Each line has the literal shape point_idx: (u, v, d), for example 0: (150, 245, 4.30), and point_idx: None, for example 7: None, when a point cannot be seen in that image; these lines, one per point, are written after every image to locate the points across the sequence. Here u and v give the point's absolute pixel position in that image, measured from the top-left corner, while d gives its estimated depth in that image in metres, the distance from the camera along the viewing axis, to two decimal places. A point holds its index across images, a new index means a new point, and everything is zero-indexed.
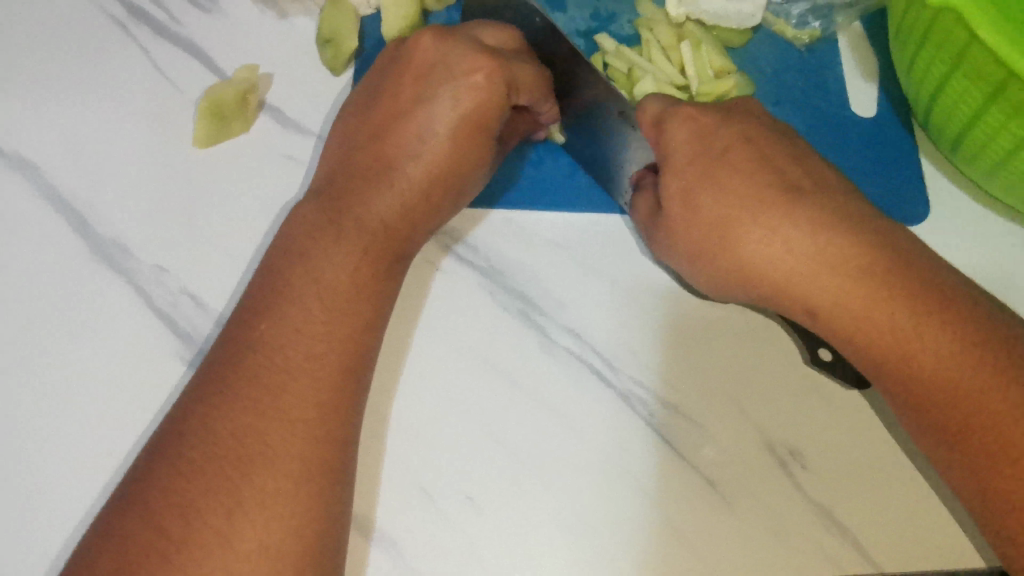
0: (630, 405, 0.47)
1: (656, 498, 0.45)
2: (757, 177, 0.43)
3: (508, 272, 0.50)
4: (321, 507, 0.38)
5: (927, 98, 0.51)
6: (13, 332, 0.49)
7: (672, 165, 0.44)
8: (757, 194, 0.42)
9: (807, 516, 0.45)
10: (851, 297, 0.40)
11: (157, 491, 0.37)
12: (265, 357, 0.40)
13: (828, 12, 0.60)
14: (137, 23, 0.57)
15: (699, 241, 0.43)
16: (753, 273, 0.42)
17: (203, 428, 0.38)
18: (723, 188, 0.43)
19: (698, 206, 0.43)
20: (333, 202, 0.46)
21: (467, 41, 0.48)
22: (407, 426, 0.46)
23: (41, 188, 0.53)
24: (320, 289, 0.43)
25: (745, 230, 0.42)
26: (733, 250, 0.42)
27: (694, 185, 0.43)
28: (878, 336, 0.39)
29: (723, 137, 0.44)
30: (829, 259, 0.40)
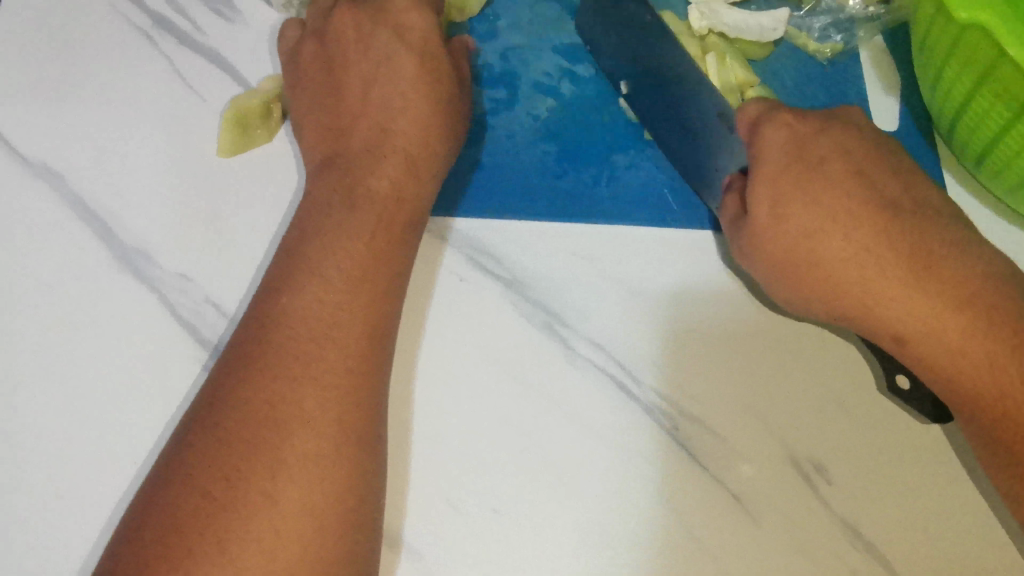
0: (653, 416, 0.47)
1: (678, 511, 0.45)
2: (831, 185, 0.43)
3: (530, 283, 0.50)
4: (346, 512, 0.37)
5: (951, 113, 0.51)
6: (36, 339, 0.49)
7: (767, 175, 0.44)
8: (842, 206, 0.42)
9: (832, 531, 0.45)
10: (922, 311, 0.40)
11: (184, 489, 0.36)
12: (313, 364, 0.40)
13: (850, 26, 0.61)
14: (161, 31, 0.58)
15: (776, 251, 0.44)
16: (830, 283, 0.42)
17: (225, 426, 0.38)
18: (812, 196, 0.43)
19: (788, 215, 0.43)
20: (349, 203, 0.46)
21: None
22: (430, 437, 0.46)
23: (65, 195, 0.53)
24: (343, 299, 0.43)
25: (828, 244, 0.42)
26: (816, 261, 0.43)
27: (790, 193, 0.43)
28: (950, 359, 0.40)
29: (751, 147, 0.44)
30: (924, 274, 0.41)
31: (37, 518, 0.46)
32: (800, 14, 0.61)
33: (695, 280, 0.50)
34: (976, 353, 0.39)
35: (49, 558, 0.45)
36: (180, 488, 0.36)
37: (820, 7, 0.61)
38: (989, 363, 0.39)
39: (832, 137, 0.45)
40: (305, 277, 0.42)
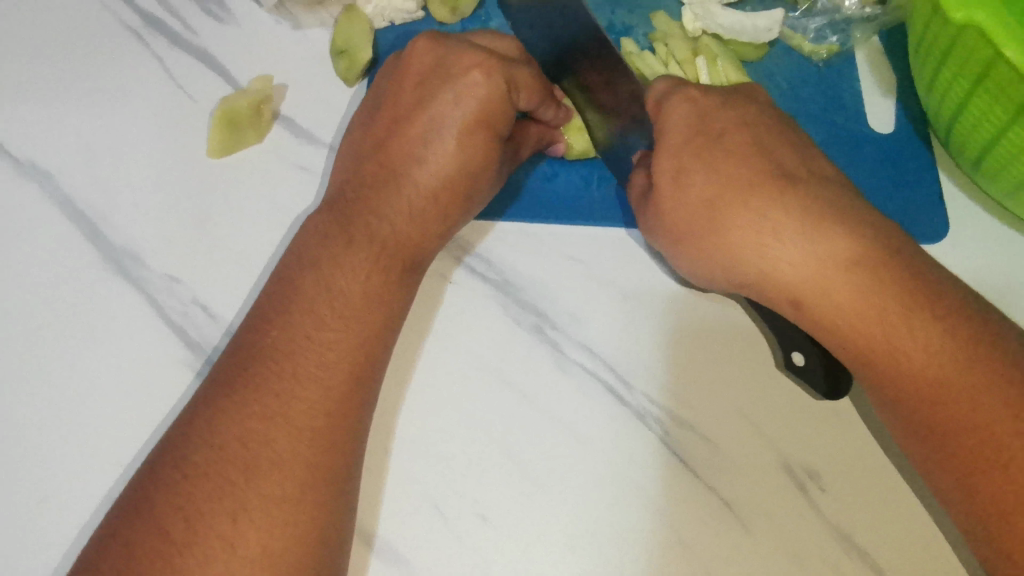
0: (643, 422, 0.46)
1: (669, 520, 0.44)
2: (732, 154, 0.42)
3: (521, 286, 0.49)
4: (326, 524, 0.38)
5: (950, 112, 0.50)
6: (23, 340, 0.49)
7: (669, 145, 0.43)
8: (735, 174, 0.42)
9: (826, 539, 0.44)
10: (824, 275, 0.39)
11: (163, 502, 0.37)
12: (291, 363, 0.40)
13: (846, 26, 0.60)
14: (151, 31, 0.57)
15: (680, 219, 0.43)
16: (728, 253, 0.42)
17: (207, 433, 0.38)
18: (714, 165, 0.42)
19: (689, 182, 0.42)
20: (344, 209, 0.46)
21: (462, 42, 0.48)
22: (415, 441, 0.46)
23: (53, 195, 0.53)
24: (335, 297, 0.43)
25: (726, 211, 0.41)
26: (714, 229, 0.42)
27: (690, 162, 0.43)
28: (850, 326, 0.39)
29: (719, 119, 0.44)
30: (813, 234, 0.39)
31: (20, 519, 0.45)
32: (795, 15, 0.61)
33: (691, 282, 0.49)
34: (873, 316, 0.38)
35: (31, 560, 0.45)
36: (163, 497, 0.37)
37: (816, 7, 0.60)
38: (886, 320, 0.38)
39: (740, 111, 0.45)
40: (305, 286, 0.43)
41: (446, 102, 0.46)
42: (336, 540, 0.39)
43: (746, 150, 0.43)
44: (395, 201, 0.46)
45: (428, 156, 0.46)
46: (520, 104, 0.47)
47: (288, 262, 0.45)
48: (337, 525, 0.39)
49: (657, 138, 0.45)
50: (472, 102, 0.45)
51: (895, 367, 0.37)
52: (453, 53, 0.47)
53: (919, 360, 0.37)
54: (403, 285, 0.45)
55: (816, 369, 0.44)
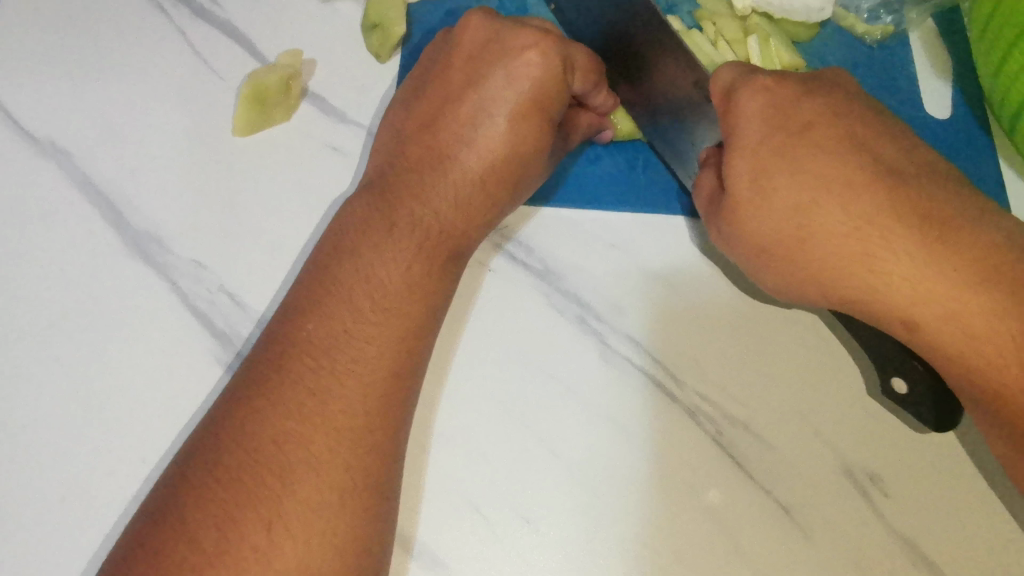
0: (695, 420, 0.44)
1: (722, 524, 0.42)
2: (822, 152, 0.37)
3: (564, 276, 0.47)
4: (365, 529, 0.36)
5: (1021, 96, 0.47)
6: (43, 326, 0.47)
7: (744, 145, 0.39)
8: (829, 179, 0.37)
9: (888, 546, 0.41)
10: (931, 291, 0.34)
11: (195, 503, 0.35)
12: (331, 359, 0.38)
13: (901, 6, 0.56)
14: (174, 2, 0.55)
15: (768, 230, 0.38)
16: (818, 266, 0.37)
17: (241, 433, 0.36)
18: (798, 167, 0.37)
19: (773, 190, 0.38)
20: (384, 195, 0.44)
21: (516, 23, 0.46)
22: (455, 439, 0.43)
23: (72, 174, 0.50)
24: (375, 289, 0.40)
25: (818, 221, 0.37)
26: (804, 242, 0.37)
27: (771, 165, 0.38)
28: (972, 353, 0.33)
29: (803, 109, 0.39)
30: (924, 246, 0.34)
31: (41, 514, 0.43)
32: None
33: None
34: (1000, 338, 0.32)
35: (53, 556, 0.43)
36: (194, 500, 0.35)
37: None
38: (1017, 344, 0.32)
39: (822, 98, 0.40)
40: (342, 275, 0.41)
41: (496, 89, 0.44)
42: (375, 545, 0.37)
43: (838, 145, 0.37)
44: (443, 185, 0.44)
45: (477, 138, 0.44)
46: (574, 86, 0.45)
47: (324, 250, 0.42)
48: (379, 528, 0.37)
49: (729, 134, 0.40)
50: (523, 84, 0.43)
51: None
52: (506, 32, 0.45)
53: None
54: (444, 277, 0.43)
55: (923, 401, 0.39)
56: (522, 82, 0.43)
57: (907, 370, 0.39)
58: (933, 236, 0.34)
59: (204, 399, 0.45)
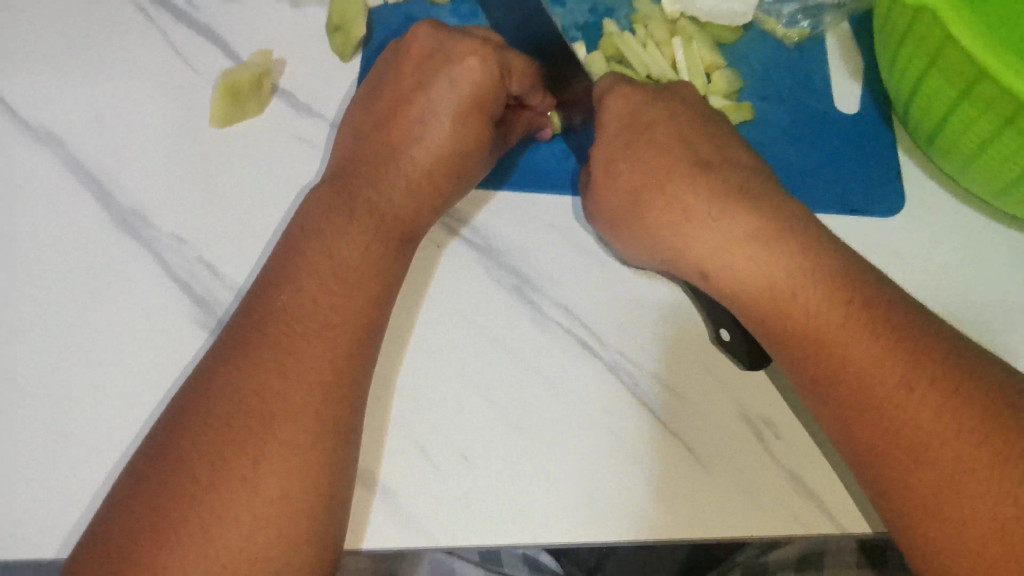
0: (617, 376, 0.50)
1: (640, 465, 0.48)
2: (655, 145, 0.49)
3: (505, 251, 0.53)
4: (333, 466, 0.42)
5: (909, 93, 0.53)
6: (40, 297, 0.52)
7: (603, 136, 0.50)
8: (656, 163, 0.49)
9: (780, 482, 0.48)
10: (724, 247, 0.45)
11: (187, 443, 0.40)
12: (302, 322, 0.44)
13: (817, 12, 0.63)
14: (157, 8, 0.60)
15: (616, 205, 0.50)
16: (647, 229, 0.48)
17: (227, 385, 0.42)
18: (638, 155, 0.49)
19: (618, 173, 0.49)
20: (344, 183, 0.49)
21: (461, 32, 0.52)
22: (409, 393, 0.49)
23: (67, 162, 0.56)
24: (339, 262, 0.46)
25: (651, 197, 0.48)
26: (639, 209, 0.49)
27: (618, 152, 0.50)
28: (749, 291, 0.45)
29: (650, 110, 0.50)
30: (724, 215, 0.46)
31: (38, 463, 0.48)
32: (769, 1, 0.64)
33: None
34: (765, 281, 0.44)
35: (47, 502, 0.47)
36: (186, 442, 0.40)
37: None
38: (779, 287, 0.43)
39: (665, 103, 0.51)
40: (310, 253, 0.46)
41: (442, 88, 0.50)
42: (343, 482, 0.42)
43: (667, 139, 0.49)
44: (393, 175, 0.49)
45: (424, 134, 0.50)
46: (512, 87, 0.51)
47: (295, 231, 0.48)
48: (343, 464, 0.43)
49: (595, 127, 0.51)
50: (465, 88, 0.50)
51: (787, 328, 0.43)
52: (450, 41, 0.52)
53: (809, 323, 0.42)
54: (397, 254, 0.48)
55: (740, 344, 0.49)
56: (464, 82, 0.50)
57: (733, 324, 0.48)
58: (724, 211, 0.46)
59: (188, 359, 0.51)
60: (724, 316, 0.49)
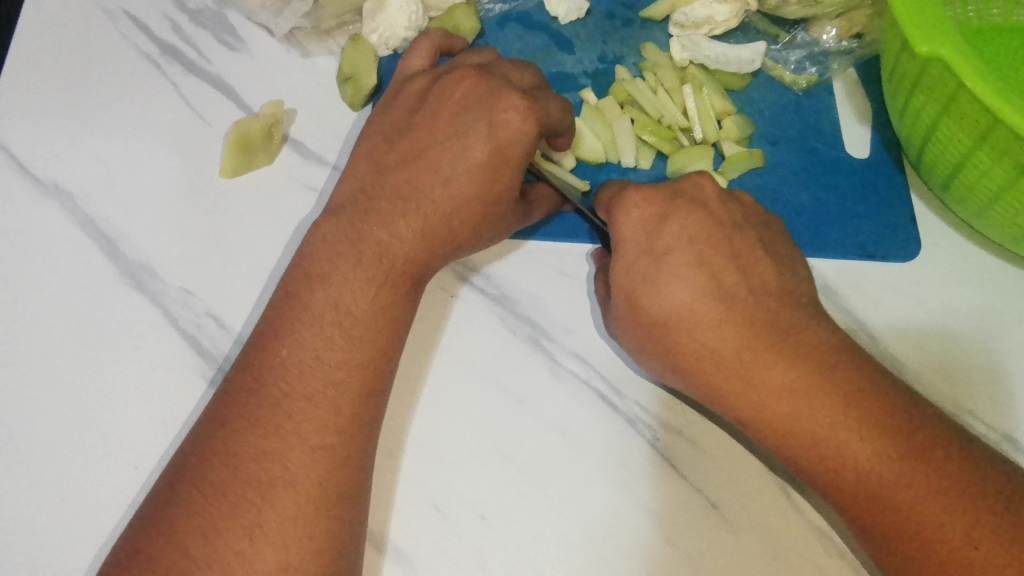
0: (636, 429, 0.48)
1: (660, 521, 0.46)
2: (679, 273, 0.46)
3: (518, 300, 0.52)
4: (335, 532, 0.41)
5: (920, 139, 0.53)
6: (45, 349, 0.52)
7: (624, 263, 0.47)
8: (689, 297, 0.45)
9: (808, 538, 0.46)
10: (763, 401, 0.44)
11: (181, 510, 0.40)
12: (303, 378, 0.43)
13: (824, 59, 0.64)
14: (169, 60, 0.60)
15: (654, 324, 0.46)
16: (690, 368, 0.46)
17: (225, 450, 0.41)
18: (667, 287, 0.46)
19: (659, 287, 0.46)
20: (358, 225, 0.47)
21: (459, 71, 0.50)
22: (420, 447, 0.48)
23: (73, 213, 0.56)
24: (338, 317, 0.45)
25: (678, 336, 0.46)
26: (677, 348, 0.46)
27: (642, 285, 0.46)
28: (800, 442, 0.43)
29: (668, 233, 0.47)
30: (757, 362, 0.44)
31: (43, 520, 0.47)
32: (777, 48, 0.65)
33: None
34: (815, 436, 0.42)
35: (51, 556, 0.47)
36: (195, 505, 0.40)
37: (796, 41, 0.64)
38: (828, 444, 0.42)
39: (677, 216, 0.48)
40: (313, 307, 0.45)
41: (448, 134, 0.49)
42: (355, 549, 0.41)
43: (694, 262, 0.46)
44: (416, 217, 0.47)
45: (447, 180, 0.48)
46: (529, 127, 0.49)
47: (297, 277, 0.46)
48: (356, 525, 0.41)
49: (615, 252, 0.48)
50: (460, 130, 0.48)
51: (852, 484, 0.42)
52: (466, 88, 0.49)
53: (873, 474, 0.41)
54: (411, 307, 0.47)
55: None
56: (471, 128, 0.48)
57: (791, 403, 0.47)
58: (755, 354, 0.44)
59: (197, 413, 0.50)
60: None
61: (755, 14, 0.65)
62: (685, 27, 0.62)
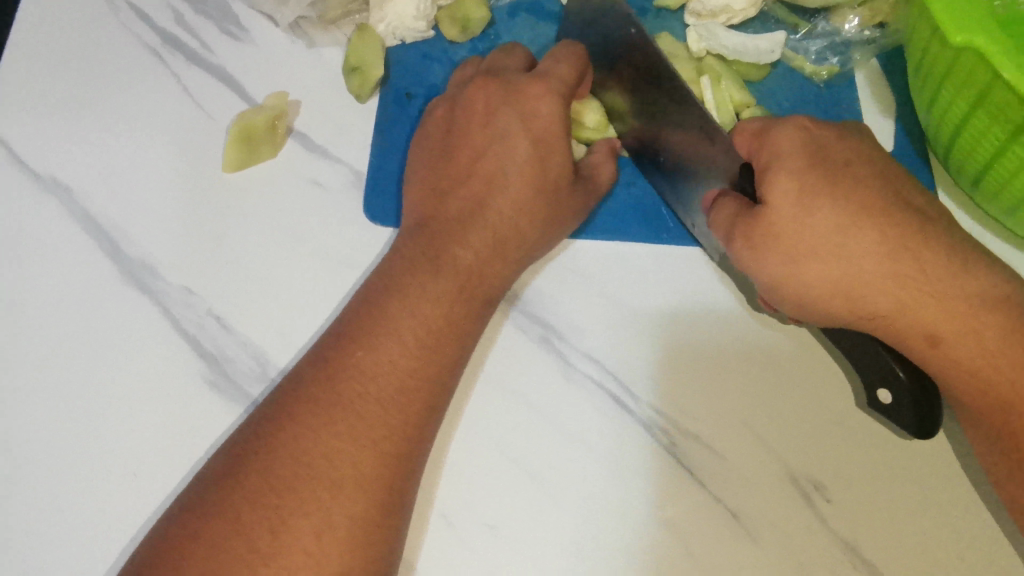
0: (650, 433, 0.47)
1: (676, 531, 0.45)
2: (860, 187, 0.44)
3: (530, 300, 0.50)
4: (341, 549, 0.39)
5: (949, 133, 0.51)
6: (43, 348, 0.50)
7: (793, 168, 0.44)
8: (873, 202, 0.43)
9: (831, 551, 0.44)
10: (949, 308, 0.41)
11: (181, 522, 0.38)
12: (315, 386, 0.41)
13: (846, 49, 0.61)
14: (170, 49, 0.59)
15: (798, 245, 0.43)
16: (850, 277, 0.42)
17: (243, 464, 0.39)
18: (843, 196, 0.43)
19: (816, 208, 0.43)
20: (423, 241, 0.48)
21: (492, 79, 0.52)
22: (433, 455, 0.46)
23: (72, 208, 0.54)
24: (358, 328, 0.43)
25: (824, 251, 0.43)
26: (842, 254, 0.43)
27: (818, 189, 0.44)
28: (982, 360, 0.41)
29: (842, 151, 0.46)
30: (951, 274, 0.42)
31: (39, 525, 0.46)
32: (796, 38, 0.62)
33: (691, 295, 0.50)
34: (1005, 351, 0.40)
35: (48, 562, 0.45)
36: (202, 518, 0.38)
37: (817, 31, 0.62)
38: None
39: (852, 142, 0.46)
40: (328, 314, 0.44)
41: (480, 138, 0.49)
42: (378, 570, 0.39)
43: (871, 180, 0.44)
44: (444, 225, 0.48)
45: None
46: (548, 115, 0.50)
47: None
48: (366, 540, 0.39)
49: (776, 159, 0.45)
50: (496, 141, 0.50)
51: None
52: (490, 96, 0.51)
53: None
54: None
55: (905, 408, 0.43)
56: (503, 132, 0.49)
57: (892, 379, 0.44)
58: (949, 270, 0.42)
59: (204, 421, 0.48)
60: (884, 369, 0.44)
61: (774, 3, 0.63)
62: (702, 16, 0.60)
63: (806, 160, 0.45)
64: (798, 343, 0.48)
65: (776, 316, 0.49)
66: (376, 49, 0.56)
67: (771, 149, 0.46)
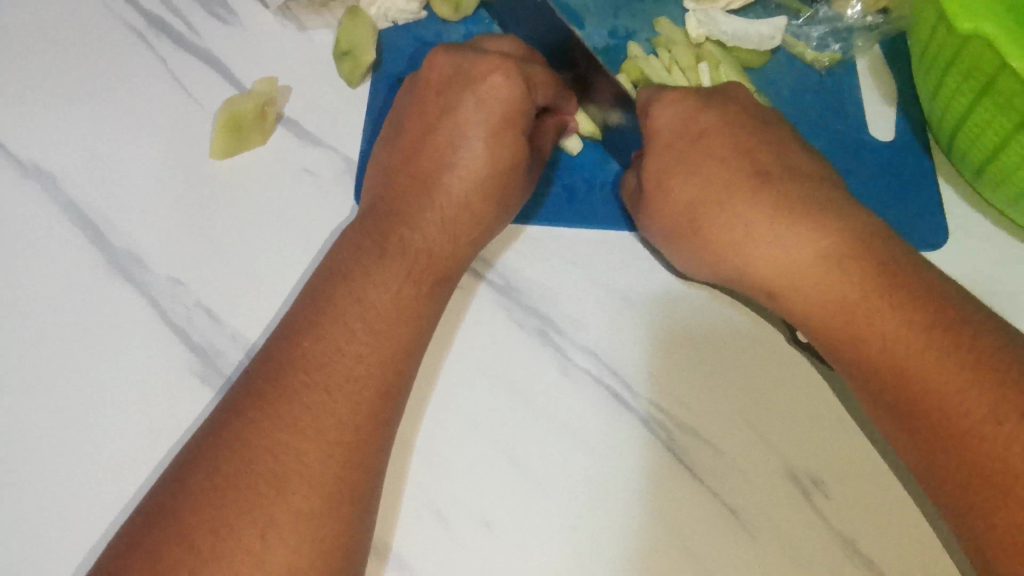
0: (648, 428, 0.46)
1: (675, 527, 0.44)
2: (710, 158, 0.44)
3: (526, 291, 0.49)
4: (340, 549, 0.37)
5: (952, 123, 0.50)
6: (28, 338, 0.49)
7: (651, 150, 0.45)
8: (733, 174, 0.43)
9: (831, 547, 0.44)
10: (815, 278, 0.40)
11: None
12: (299, 376, 0.40)
13: (848, 35, 0.60)
14: (155, 32, 0.57)
15: (668, 226, 0.46)
16: (722, 256, 0.44)
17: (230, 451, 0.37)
18: (693, 172, 0.44)
19: (670, 187, 0.45)
20: (406, 226, 0.46)
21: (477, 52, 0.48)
22: (429, 452, 0.46)
23: (56, 195, 0.53)
24: (347, 316, 0.42)
25: (685, 232, 0.45)
26: (706, 233, 0.44)
27: (665, 168, 0.45)
28: (846, 326, 0.39)
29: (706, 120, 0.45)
30: (808, 238, 0.40)
31: (24, 520, 0.45)
32: (798, 23, 0.61)
33: (691, 288, 0.49)
34: (861, 311, 0.38)
35: (33, 558, 0.44)
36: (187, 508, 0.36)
37: (819, 16, 0.61)
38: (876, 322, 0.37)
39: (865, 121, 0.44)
40: (321, 309, 0.42)
41: (467, 115, 0.47)
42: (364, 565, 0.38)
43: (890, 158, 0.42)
44: (426, 207, 0.46)
45: (452, 166, 0.46)
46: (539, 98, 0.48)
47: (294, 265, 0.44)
48: (358, 536, 0.38)
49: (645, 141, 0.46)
50: (489, 112, 0.46)
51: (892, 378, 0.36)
52: (471, 64, 0.48)
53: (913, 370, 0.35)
54: (429, 306, 0.45)
55: None
56: (493, 105, 0.46)
57: None
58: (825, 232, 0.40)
59: (193, 415, 0.47)
60: None
61: None
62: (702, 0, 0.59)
63: (671, 136, 0.45)
64: (797, 337, 0.48)
65: (777, 309, 0.48)
66: (366, 33, 0.55)
67: (646, 126, 0.46)
